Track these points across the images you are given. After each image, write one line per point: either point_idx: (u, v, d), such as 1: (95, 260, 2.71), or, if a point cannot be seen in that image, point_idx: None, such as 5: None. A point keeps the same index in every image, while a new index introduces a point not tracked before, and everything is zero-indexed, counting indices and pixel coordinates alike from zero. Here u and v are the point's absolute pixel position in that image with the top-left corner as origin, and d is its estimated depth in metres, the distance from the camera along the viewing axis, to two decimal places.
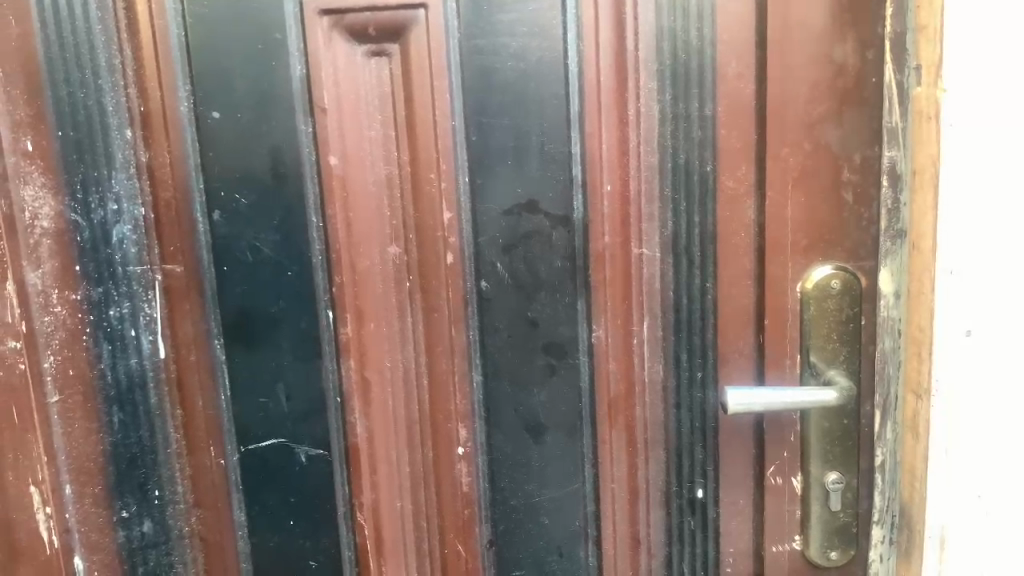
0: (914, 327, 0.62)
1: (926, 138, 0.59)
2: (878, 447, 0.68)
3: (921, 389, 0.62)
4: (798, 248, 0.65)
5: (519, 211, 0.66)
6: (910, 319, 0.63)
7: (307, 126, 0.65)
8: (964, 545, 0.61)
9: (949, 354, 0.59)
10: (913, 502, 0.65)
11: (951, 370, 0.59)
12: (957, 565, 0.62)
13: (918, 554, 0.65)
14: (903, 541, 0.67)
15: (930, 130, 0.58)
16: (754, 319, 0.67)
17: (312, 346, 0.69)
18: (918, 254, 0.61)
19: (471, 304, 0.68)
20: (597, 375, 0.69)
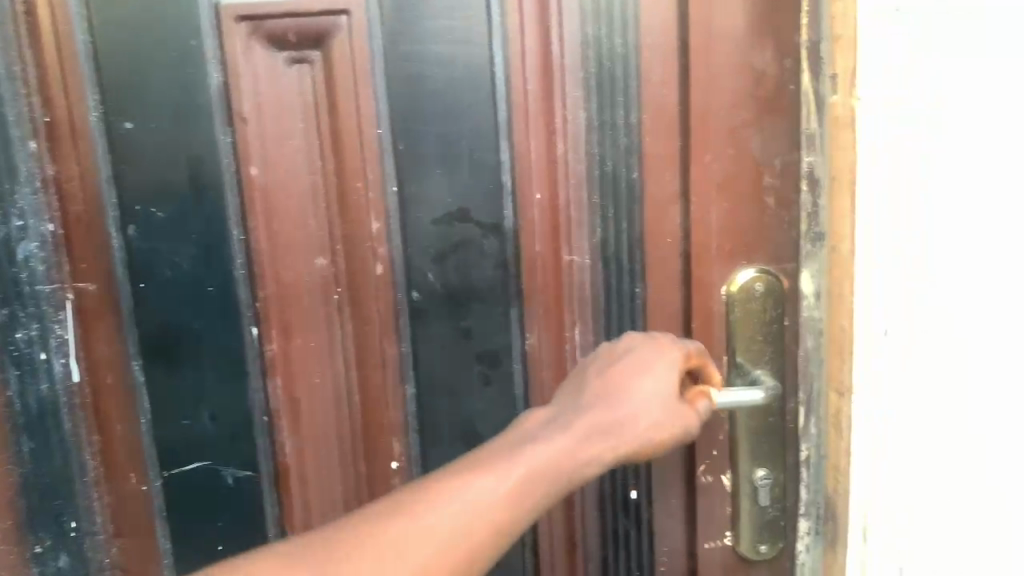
0: (856, 334, 0.62)
1: (863, 146, 0.59)
2: (803, 441, 0.70)
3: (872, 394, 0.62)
4: (723, 252, 0.67)
5: (450, 220, 0.65)
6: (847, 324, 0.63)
7: (226, 135, 0.63)
8: (883, 535, 0.64)
9: (868, 353, 0.62)
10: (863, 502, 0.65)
11: (911, 382, 0.59)
12: (876, 551, 0.64)
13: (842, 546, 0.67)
14: (828, 531, 0.69)
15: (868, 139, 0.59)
16: (683, 323, 0.68)
17: (237, 364, 0.67)
18: (845, 258, 0.62)
19: (403, 314, 0.67)
20: (531, 382, 0.69)
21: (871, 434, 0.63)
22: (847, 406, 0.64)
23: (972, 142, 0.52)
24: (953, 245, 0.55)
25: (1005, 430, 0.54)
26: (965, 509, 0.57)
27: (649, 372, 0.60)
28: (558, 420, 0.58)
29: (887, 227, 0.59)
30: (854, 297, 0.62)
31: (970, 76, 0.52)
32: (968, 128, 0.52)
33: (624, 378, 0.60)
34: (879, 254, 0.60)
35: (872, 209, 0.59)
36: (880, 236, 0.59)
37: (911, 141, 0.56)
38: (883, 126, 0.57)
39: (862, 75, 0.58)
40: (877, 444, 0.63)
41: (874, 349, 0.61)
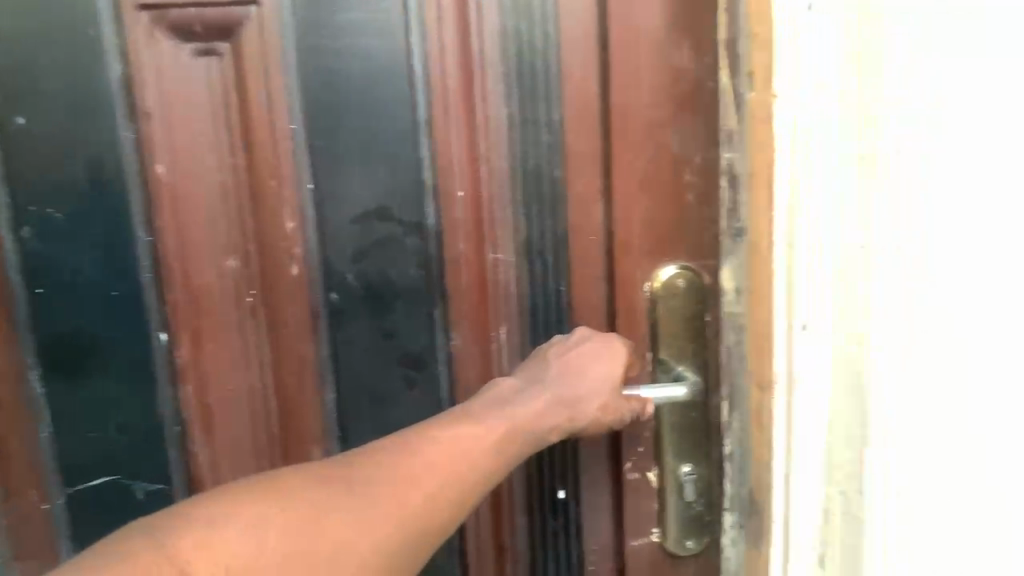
0: (823, 347, 0.57)
1: (838, 148, 0.54)
2: (726, 435, 0.69)
3: (846, 413, 0.57)
4: (646, 248, 0.67)
5: (370, 218, 0.63)
6: (802, 332, 0.58)
7: (129, 131, 0.60)
8: (800, 532, 0.61)
9: (792, 351, 0.58)
10: (832, 515, 0.60)
11: (909, 404, 0.54)
12: (797, 550, 0.62)
13: (766, 542, 0.64)
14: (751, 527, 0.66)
15: (846, 140, 0.53)
16: (608, 320, 0.68)
17: (147, 374, 0.64)
18: (778, 260, 0.58)
19: (322, 317, 0.65)
20: (456, 384, 0.68)
21: (792, 432, 0.60)
22: (784, 419, 0.60)
23: (976, 141, 0.49)
24: (957, 247, 0.51)
25: (1009, 428, 0.52)
26: (968, 504, 0.54)
27: (598, 361, 0.63)
28: (528, 390, 0.61)
29: (808, 218, 0.56)
30: (777, 299, 0.58)
31: (973, 75, 0.49)
32: (970, 129, 0.49)
33: (579, 366, 0.62)
34: (863, 262, 0.54)
35: (861, 214, 0.54)
36: (869, 245, 0.54)
37: (911, 144, 0.51)
38: (880, 127, 0.52)
39: (859, 75, 0.52)
40: (856, 463, 0.58)
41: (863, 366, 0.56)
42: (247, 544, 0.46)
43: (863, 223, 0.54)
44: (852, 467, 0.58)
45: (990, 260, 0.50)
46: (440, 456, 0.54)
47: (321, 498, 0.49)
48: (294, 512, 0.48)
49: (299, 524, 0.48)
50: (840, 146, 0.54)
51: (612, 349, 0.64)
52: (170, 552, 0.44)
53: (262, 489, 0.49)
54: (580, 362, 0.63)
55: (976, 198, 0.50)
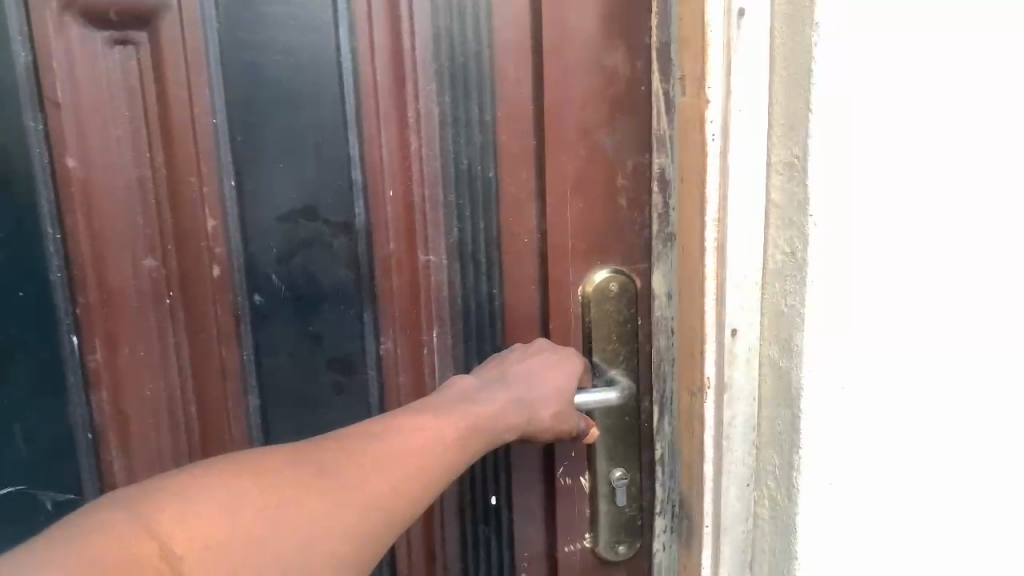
0: (751, 348, 0.57)
1: (781, 150, 0.53)
2: (657, 440, 0.70)
3: (783, 422, 0.56)
4: (579, 252, 0.66)
5: (295, 217, 0.61)
6: (733, 338, 0.57)
7: (37, 122, 0.57)
8: (733, 533, 0.61)
9: (724, 356, 0.57)
10: (759, 518, 0.60)
11: (854, 399, 0.55)
12: (731, 550, 0.61)
13: (697, 542, 0.63)
14: (683, 532, 0.65)
15: (791, 143, 0.52)
16: (540, 323, 0.67)
17: (58, 378, 0.61)
18: (711, 266, 0.56)
19: (245, 320, 0.62)
20: (386, 388, 0.66)
21: (723, 437, 0.59)
22: (718, 425, 0.59)
23: (918, 145, 0.52)
24: (899, 245, 0.53)
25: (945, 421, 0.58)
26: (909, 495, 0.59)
27: (558, 369, 0.62)
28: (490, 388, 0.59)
29: (743, 223, 0.55)
30: (710, 305, 0.57)
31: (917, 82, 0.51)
32: (914, 130, 0.52)
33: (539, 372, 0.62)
34: (801, 270, 0.52)
35: (801, 223, 0.52)
36: (817, 251, 0.52)
37: (871, 142, 0.51)
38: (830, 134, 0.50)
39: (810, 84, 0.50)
40: (783, 472, 0.57)
41: (796, 377, 0.54)
42: (226, 520, 0.40)
43: (805, 230, 0.52)
44: (782, 477, 0.57)
45: (924, 248, 0.54)
46: (412, 460, 0.49)
47: (293, 475, 0.43)
48: (271, 489, 0.42)
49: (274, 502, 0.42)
50: (786, 148, 0.52)
51: (570, 362, 0.63)
52: (148, 522, 0.38)
53: (235, 464, 0.43)
54: (541, 367, 0.62)
55: (911, 199, 0.53)
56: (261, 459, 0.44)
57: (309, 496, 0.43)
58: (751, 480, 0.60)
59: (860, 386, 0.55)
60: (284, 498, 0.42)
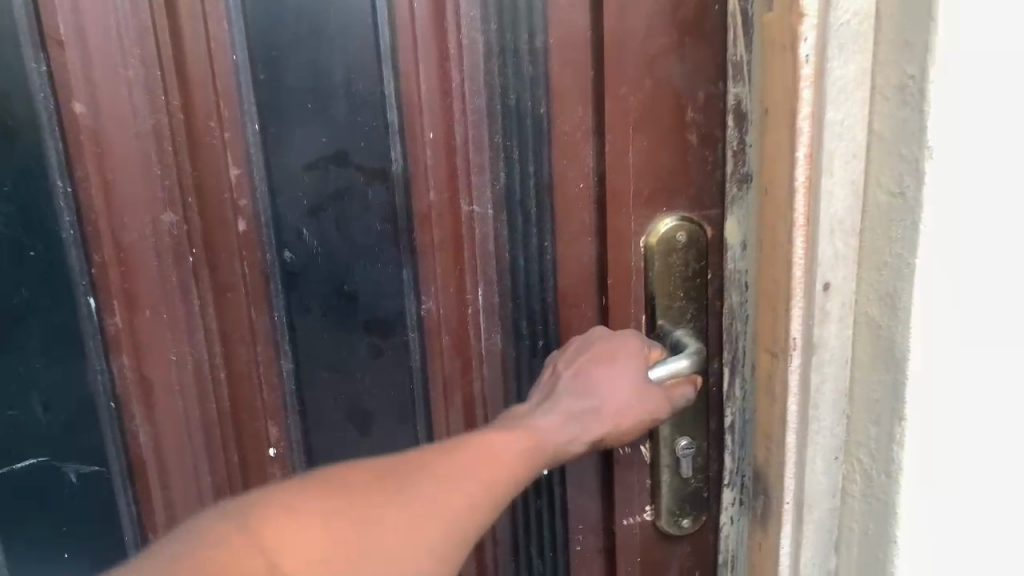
0: (846, 305, 0.50)
1: (889, 72, 0.45)
2: (728, 405, 0.63)
3: (884, 387, 0.49)
4: (641, 198, 0.59)
5: (325, 164, 0.55)
6: (826, 292, 0.50)
7: (38, 63, 0.51)
8: (819, 511, 0.54)
9: (813, 313, 0.50)
10: (848, 495, 0.54)
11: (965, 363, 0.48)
12: (815, 530, 0.55)
13: (775, 520, 0.57)
14: (758, 510, 0.59)
15: (903, 64, 0.44)
16: (596, 280, 0.61)
17: (78, 344, 0.56)
18: (802, 209, 0.50)
19: (274, 280, 0.57)
20: (429, 351, 0.61)
21: (810, 405, 0.52)
22: (804, 391, 0.52)
23: None
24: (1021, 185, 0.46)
25: None
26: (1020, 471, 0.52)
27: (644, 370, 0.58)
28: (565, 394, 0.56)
29: (839, 160, 0.48)
30: (798, 253, 0.50)
31: None
32: None
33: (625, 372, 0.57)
34: (913, 213, 0.45)
35: (913, 157, 0.45)
36: (932, 190, 0.44)
37: (993, 60, 0.44)
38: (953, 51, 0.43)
39: None
40: (881, 444, 0.50)
41: (899, 336, 0.47)
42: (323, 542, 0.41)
43: (918, 165, 0.44)
44: (880, 449, 0.50)
45: None
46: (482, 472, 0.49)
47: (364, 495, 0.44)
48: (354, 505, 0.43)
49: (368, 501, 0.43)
50: (896, 69, 0.45)
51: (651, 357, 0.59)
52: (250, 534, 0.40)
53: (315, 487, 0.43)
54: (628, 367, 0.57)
55: None
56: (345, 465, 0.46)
57: (398, 497, 0.44)
58: (839, 453, 0.53)
59: (971, 346, 0.48)
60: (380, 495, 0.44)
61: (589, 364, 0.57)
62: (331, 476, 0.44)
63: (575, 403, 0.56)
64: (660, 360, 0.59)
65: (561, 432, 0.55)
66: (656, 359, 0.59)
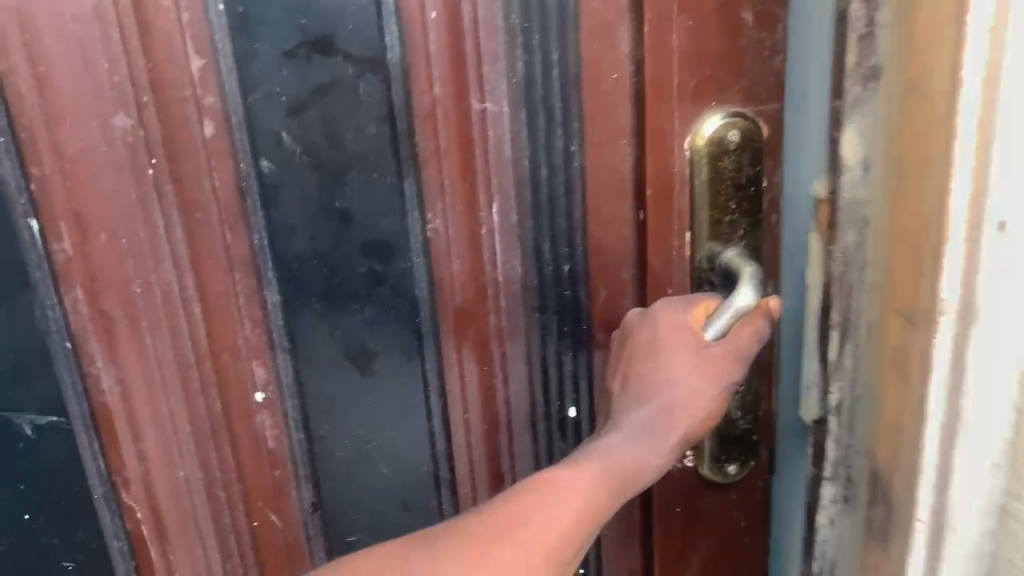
0: None
1: None
2: (834, 379, 0.50)
3: None
4: (687, 91, 0.50)
5: (306, 53, 0.45)
6: (1002, 237, 0.36)
7: None
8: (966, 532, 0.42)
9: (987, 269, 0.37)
10: (1010, 516, 0.41)
11: None
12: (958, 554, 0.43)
13: (899, 538, 0.45)
14: (876, 523, 0.47)
15: None
16: (633, 190, 0.52)
17: (23, 277, 0.47)
18: (975, 121, 0.36)
19: (252, 195, 0.48)
20: (437, 279, 0.52)
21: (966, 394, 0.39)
22: (956, 377, 0.39)
23: None
24: None
25: None
26: None
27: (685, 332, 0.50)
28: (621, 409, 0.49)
29: None
30: (962, 183, 0.37)
31: None
32: None
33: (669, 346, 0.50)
34: None
35: None
36: None
37: None
38: None
39: None
40: None
41: None
42: None
43: None
44: None
45: None
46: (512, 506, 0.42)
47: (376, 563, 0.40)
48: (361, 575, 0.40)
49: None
50: None
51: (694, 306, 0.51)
52: None
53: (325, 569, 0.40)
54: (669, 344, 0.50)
55: None
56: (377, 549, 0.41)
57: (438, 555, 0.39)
58: (1001, 459, 0.40)
59: None
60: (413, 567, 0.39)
61: (630, 367, 0.51)
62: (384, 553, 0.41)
63: (643, 413, 0.49)
64: (713, 316, 0.50)
65: (631, 456, 0.46)
66: (710, 316, 0.49)
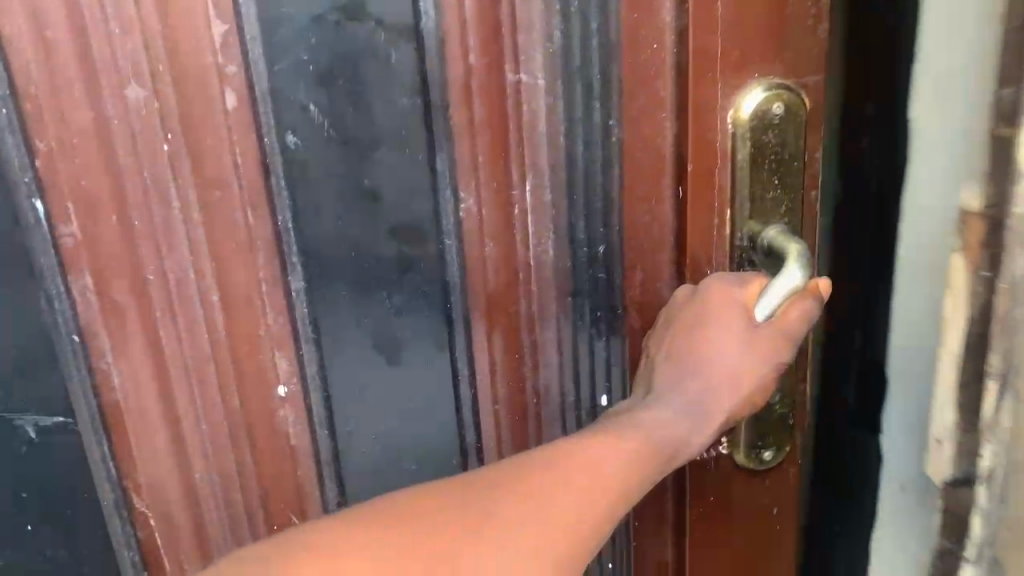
0: None
1: None
2: (988, 437, 0.46)
3: None
4: (729, 62, 0.47)
5: (337, 18, 0.42)
6: None
7: None
8: None
9: None
10: None
11: None
12: None
13: None
14: None
15: None
16: (671, 165, 0.50)
17: (28, 261, 0.45)
18: None
19: (275, 173, 0.45)
20: (469, 264, 0.49)
21: None
22: None
23: None
24: None
25: None
26: None
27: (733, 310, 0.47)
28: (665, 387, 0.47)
29: None
30: None
31: None
32: None
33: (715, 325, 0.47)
34: None
35: None
36: None
37: None
38: None
39: None
40: None
41: None
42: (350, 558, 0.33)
43: None
44: None
45: None
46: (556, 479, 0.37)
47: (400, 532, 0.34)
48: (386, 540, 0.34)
49: (427, 523, 0.35)
50: None
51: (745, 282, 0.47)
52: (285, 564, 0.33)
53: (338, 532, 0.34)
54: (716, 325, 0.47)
55: None
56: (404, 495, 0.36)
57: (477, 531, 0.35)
58: None
59: None
60: (444, 510, 0.35)
61: (677, 343, 0.48)
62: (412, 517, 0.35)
63: (686, 390, 0.47)
64: (767, 292, 0.46)
65: (676, 428, 0.45)
66: (763, 291, 0.46)
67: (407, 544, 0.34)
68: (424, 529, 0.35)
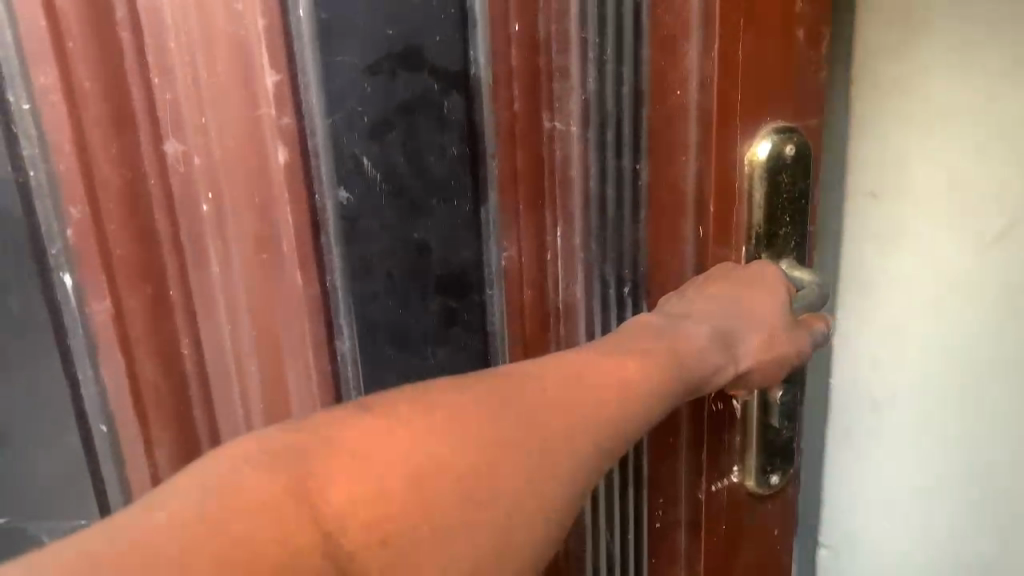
0: None
1: None
2: None
3: None
4: (749, 104, 0.44)
5: (392, 67, 0.40)
6: None
7: None
8: None
9: None
10: None
11: None
12: None
13: None
14: None
15: None
16: (693, 201, 0.45)
17: (59, 333, 0.45)
18: None
19: (327, 229, 0.43)
20: (510, 312, 0.47)
21: None
22: None
23: None
24: None
25: None
26: None
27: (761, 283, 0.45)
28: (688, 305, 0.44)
29: None
30: None
31: None
32: None
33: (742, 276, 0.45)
34: None
35: None
36: None
37: None
38: None
39: None
40: None
41: None
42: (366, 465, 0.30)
43: None
44: None
45: None
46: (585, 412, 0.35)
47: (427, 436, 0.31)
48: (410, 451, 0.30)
49: (472, 443, 0.32)
50: None
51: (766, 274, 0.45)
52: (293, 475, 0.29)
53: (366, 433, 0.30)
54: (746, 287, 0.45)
55: None
56: (441, 387, 0.33)
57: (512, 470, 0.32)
58: None
59: None
60: (484, 434, 0.32)
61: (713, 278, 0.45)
62: (455, 430, 0.31)
63: (706, 313, 0.43)
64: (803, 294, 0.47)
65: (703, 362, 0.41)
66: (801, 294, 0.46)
67: (440, 457, 0.31)
68: (452, 442, 0.31)
